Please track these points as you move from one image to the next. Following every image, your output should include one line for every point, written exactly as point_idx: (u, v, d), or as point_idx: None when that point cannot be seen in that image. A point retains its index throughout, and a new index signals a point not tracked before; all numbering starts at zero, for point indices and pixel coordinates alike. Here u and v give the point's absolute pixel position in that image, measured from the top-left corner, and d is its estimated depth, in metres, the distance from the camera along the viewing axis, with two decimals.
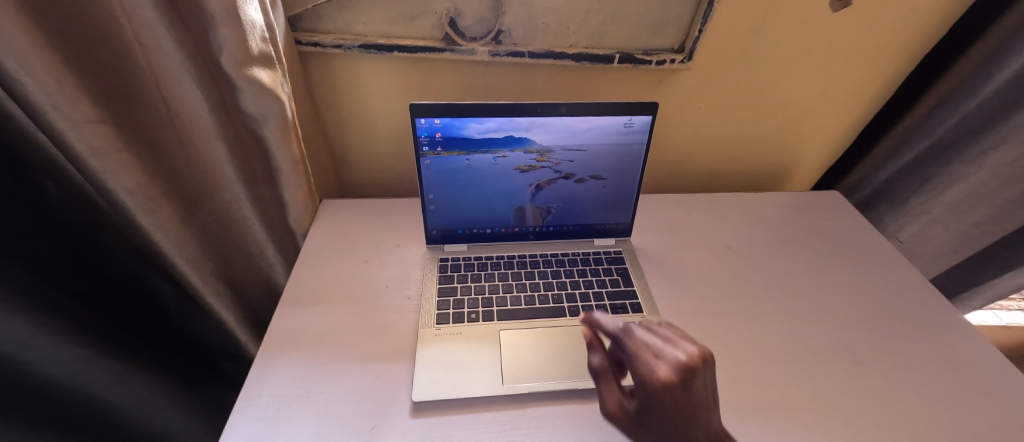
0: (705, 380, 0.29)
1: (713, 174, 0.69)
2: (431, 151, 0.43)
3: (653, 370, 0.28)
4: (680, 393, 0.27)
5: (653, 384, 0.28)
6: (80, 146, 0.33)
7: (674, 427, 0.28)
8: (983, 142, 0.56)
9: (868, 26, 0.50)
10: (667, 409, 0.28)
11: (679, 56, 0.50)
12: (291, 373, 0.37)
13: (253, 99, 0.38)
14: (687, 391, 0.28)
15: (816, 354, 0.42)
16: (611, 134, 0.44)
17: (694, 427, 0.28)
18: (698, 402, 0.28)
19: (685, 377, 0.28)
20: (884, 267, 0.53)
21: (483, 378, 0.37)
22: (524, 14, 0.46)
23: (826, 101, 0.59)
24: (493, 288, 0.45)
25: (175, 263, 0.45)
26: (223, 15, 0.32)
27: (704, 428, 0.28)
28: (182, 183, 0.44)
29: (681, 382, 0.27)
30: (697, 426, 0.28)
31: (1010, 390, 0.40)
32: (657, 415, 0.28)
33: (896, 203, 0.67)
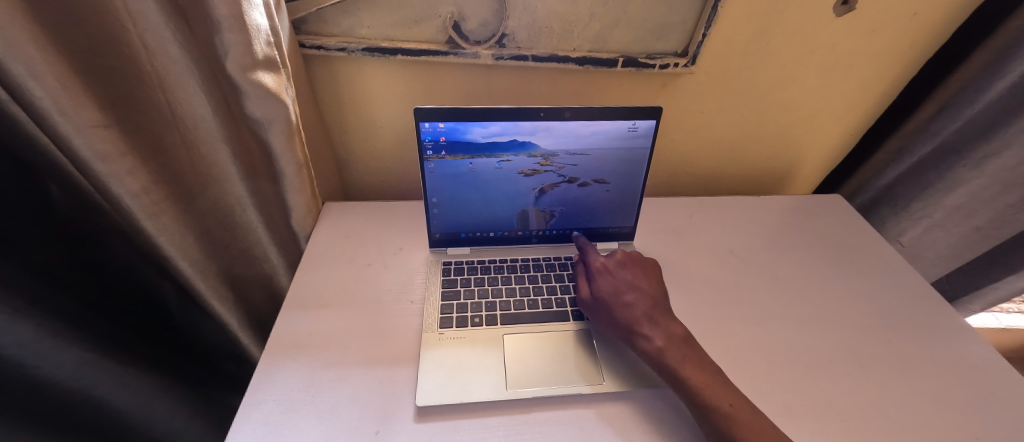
0: (644, 274, 0.44)
1: (716, 177, 0.69)
2: (435, 155, 0.43)
3: (600, 258, 0.46)
4: (618, 273, 0.44)
5: (600, 267, 0.45)
6: (85, 150, 0.33)
7: (611, 297, 0.41)
8: (986, 146, 0.56)
9: (871, 31, 0.50)
10: (607, 281, 0.43)
11: (682, 60, 0.50)
12: (295, 378, 0.36)
13: (258, 103, 0.38)
14: (623, 273, 0.44)
15: (819, 359, 0.42)
16: (615, 139, 0.44)
17: (625, 296, 0.41)
18: (631, 282, 0.42)
19: (624, 264, 0.45)
20: (886, 271, 0.53)
21: (488, 383, 0.37)
22: (528, 18, 0.46)
23: (829, 105, 0.59)
24: (496, 292, 0.45)
25: (178, 265, 0.45)
26: (228, 20, 0.32)
27: (633, 299, 0.41)
28: (186, 187, 0.44)
29: (621, 268, 0.44)
30: (627, 295, 0.41)
31: (1014, 396, 0.40)
32: (602, 288, 0.42)
33: (898, 207, 0.67)
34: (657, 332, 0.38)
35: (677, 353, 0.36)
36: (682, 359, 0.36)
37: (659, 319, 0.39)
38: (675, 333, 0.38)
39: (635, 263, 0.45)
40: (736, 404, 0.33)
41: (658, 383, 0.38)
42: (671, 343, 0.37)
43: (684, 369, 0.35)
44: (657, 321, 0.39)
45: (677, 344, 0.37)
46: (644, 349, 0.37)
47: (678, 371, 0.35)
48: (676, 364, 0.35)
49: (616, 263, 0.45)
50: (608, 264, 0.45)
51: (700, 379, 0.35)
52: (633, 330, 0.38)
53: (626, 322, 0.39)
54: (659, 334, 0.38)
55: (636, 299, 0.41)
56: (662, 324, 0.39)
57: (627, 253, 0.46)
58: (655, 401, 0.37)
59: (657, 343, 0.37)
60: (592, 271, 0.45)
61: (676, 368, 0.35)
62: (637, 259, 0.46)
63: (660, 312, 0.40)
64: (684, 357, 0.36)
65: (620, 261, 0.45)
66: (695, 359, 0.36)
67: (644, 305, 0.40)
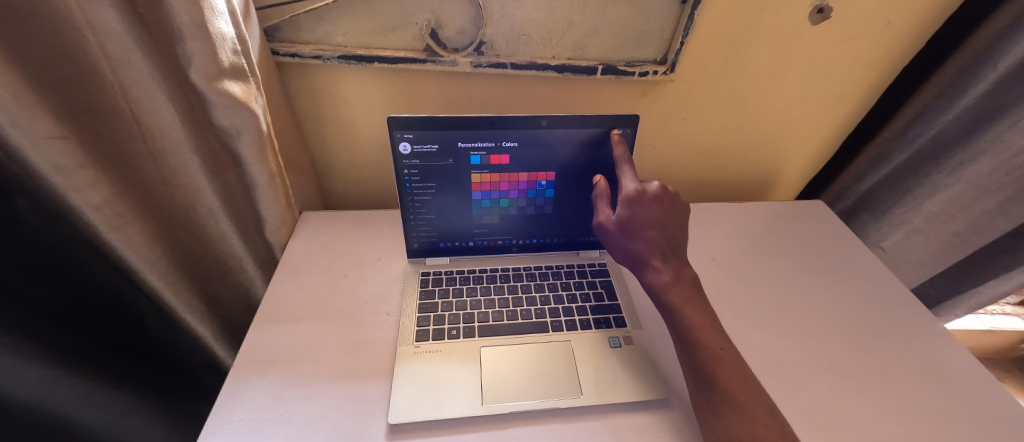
0: (674, 210, 0.41)
1: (699, 184, 0.69)
2: (410, 165, 0.42)
3: (634, 185, 0.41)
4: (651, 206, 0.40)
5: (633, 195, 0.40)
6: (41, 162, 0.31)
7: (635, 229, 0.39)
8: (962, 153, 0.57)
9: (848, 39, 0.51)
10: (637, 211, 0.40)
11: (662, 68, 0.50)
12: (263, 396, 0.35)
13: (226, 113, 0.37)
14: (655, 207, 0.40)
15: (800, 368, 0.42)
16: (592, 147, 0.44)
17: (651, 230, 0.39)
18: (660, 218, 0.40)
19: (659, 199, 0.41)
20: (866, 277, 0.53)
21: (462, 397, 0.36)
22: (505, 26, 0.46)
23: (810, 111, 0.59)
24: (475, 303, 0.45)
25: (147, 279, 0.44)
26: (190, 28, 0.31)
27: (656, 234, 0.39)
28: (154, 198, 0.42)
29: (655, 201, 0.40)
30: (652, 230, 0.39)
31: (993, 404, 0.39)
32: (629, 218, 0.40)
33: (878, 213, 0.67)
34: (668, 268, 0.39)
35: (681, 293, 0.37)
36: (684, 299, 0.37)
37: (673, 258, 0.39)
38: (684, 275, 0.39)
39: (668, 200, 0.41)
40: (725, 348, 0.35)
41: (636, 396, 0.37)
42: (679, 282, 0.38)
43: (684, 308, 0.37)
44: (671, 259, 0.39)
45: (684, 285, 0.38)
46: (651, 280, 0.38)
47: (678, 309, 0.37)
48: (678, 302, 0.37)
49: (651, 196, 0.41)
50: (642, 193, 0.40)
51: (697, 320, 0.36)
52: (646, 261, 0.39)
53: (642, 253, 0.39)
54: (668, 270, 0.38)
55: (658, 235, 0.39)
56: (675, 262, 0.39)
57: (662, 187, 0.42)
58: (631, 415, 0.36)
59: (665, 279, 0.38)
60: (623, 197, 0.40)
61: (677, 306, 0.37)
62: (670, 196, 0.42)
63: (675, 251, 0.40)
64: (687, 297, 0.37)
65: (656, 195, 0.41)
66: (698, 302, 0.37)
67: (664, 241, 0.39)
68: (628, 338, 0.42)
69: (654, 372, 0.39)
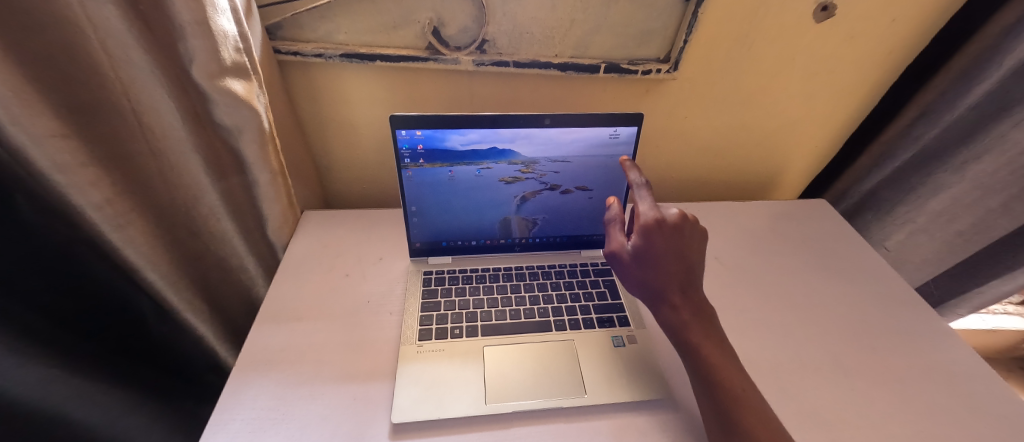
0: (694, 240, 0.39)
1: (701, 182, 0.69)
2: (413, 163, 0.42)
3: (652, 213, 0.39)
4: (670, 236, 0.38)
5: (651, 224, 0.38)
6: (42, 161, 0.31)
7: (652, 262, 0.37)
8: (966, 152, 0.56)
9: (851, 37, 0.51)
10: (654, 242, 0.37)
11: (665, 66, 0.50)
12: (265, 395, 0.35)
13: (228, 111, 0.36)
14: (674, 237, 0.38)
15: (804, 367, 0.42)
16: (595, 145, 0.44)
17: (668, 264, 0.37)
18: (679, 249, 0.38)
19: (678, 228, 0.38)
20: (869, 276, 0.53)
21: (465, 397, 0.36)
22: (508, 24, 0.45)
23: (813, 109, 0.59)
24: (478, 302, 0.44)
25: (148, 279, 0.44)
26: (192, 26, 0.31)
27: (675, 268, 0.37)
28: (155, 197, 0.42)
29: (673, 230, 0.38)
30: (669, 263, 0.37)
31: (999, 403, 0.39)
32: (646, 250, 0.37)
33: (881, 211, 0.67)
34: (687, 304, 0.37)
35: (699, 330, 0.36)
36: (704, 338, 0.36)
37: (692, 292, 0.37)
38: (703, 310, 0.37)
39: (688, 228, 0.39)
40: (748, 389, 0.33)
41: (640, 396, 0.37)
42: (697, 319, 0.36)
43: (703, 346, 0.35)
44: (690, 293, 0.37)
45: (703, 321, 0.36)
46: (668, 317, 0.37)
47: (697, 346, 0.35)
48: (697, 341, 0.35)
49: (670, 224, 0.38)
50: (661, 222, 0.38)
51: (718, 359, 0.35)
52: (662, 296, 0.37)
53: (658, 287, 0.37)
54: (686, 306, 0.37)
55: (676, 269, 0.37)
56: (693, 297, 0.37)
57: (682, 214, 0.39)
58: (635, 415, 0.36)
59: (683, 316, 0.36)
60: (639, 226, 0.38)
61: (696, 343, 0.35)
62: (691, 222, 0.40)
63: (694, 285, 0.38)
64: (706, 335, 0.36)
65: (675, 223, 0.38)
66: (717, 340, 0.36)
67: (683, 276, 0.37)
68: (631, 337, 0.42)
69: (658, 371, 0.39)
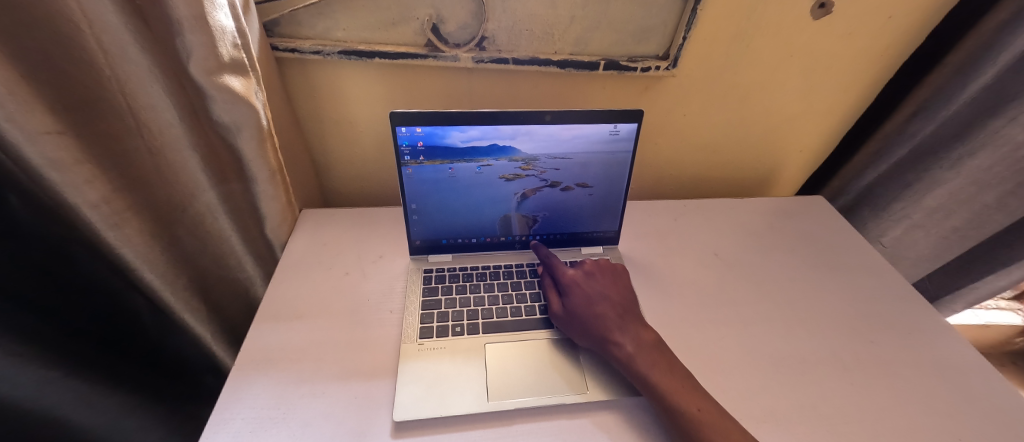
0: (612, 284, 0.44)
1: (700, 179, 0.69)
2: (413, 161, 0.42)
3: (569, 270, 0.45)
4: (586, 286, 0.43)
5: (569, 278, 0.44)
6: (36, 158, 0.31)
7: (583, 308, 0.40)
8: (961, 148, 0.57)
9: (848, 34, 0.51)
10: (577, 292, 0.42)
11: (664, 63, 0.50)
12: (266, 394, 0.35)
13: (226, 108, 0.36)
14: (593, 284, 0.43)
15: (804, 361, 0.42)
16: (594, 143, 0.44)
17: (597, 306, 0.40)
18: (601, 293, 0.42)
19: (591, 274, 0.44)
20: (867, 271, 0.54)
21: (467, 395, 0.36)
22: (508, 21, 0.45)
23: (810, 106, 0.59)
24: (479, 300, 0.44)
25: (145, 278, 0.43)
26: (190, 21, 0.31)
27: (604, 309, 0.40)
28: (151, 196, 0.42)
29: (588, 278, 0.44)
30: (598, 305, 0.41)
31: (995, 395, 0.40)
32: (574, 301, 0.41)
33: (878, 207, 0.67)
34: (628, 338, 0.38)
35: (647, 358, 0.36)
36: (652, 363, 0.36)
37: (630, 325, 0.39)
38: (645, 338, 0.38)
39: (602, 275, 0.45)
40: (704, 407, 0.33)
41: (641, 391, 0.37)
42: (642, 348, 0.37)
43: (654, 374, 0.35)
44: (628, 328, 0.39)
45: (647, 349, 0.37)
46: (618, 355, 0.37)
47: (648, 376, 0.35)
48: (648, 369, 0.35)
49: (585, 275, 0.44)
50: (577, 276, 0.44)
51: (669, 383, 0.35)
52: (606, 337, 0.38)
53: (599, 329, 0.39)
54: (629, 341, 0.38)
55: (606, 309, 0.40)
56: (632, 330, 0.39)
57: (593, 264, 0.46)
58: (637, 410, 0.36)
59: (628, 350, 0.37)
60: (562, 283, 0.43)
61: (646, 372, 0.35)
62: (603, 270, 0.46)
63: (629, 320, 0.40)
64: (654, 362, 0.36)
65: (588, 273, 0.44)
66: (666, 363, 0.36)
67: (614, 314, 0.40)
68: None
69: None
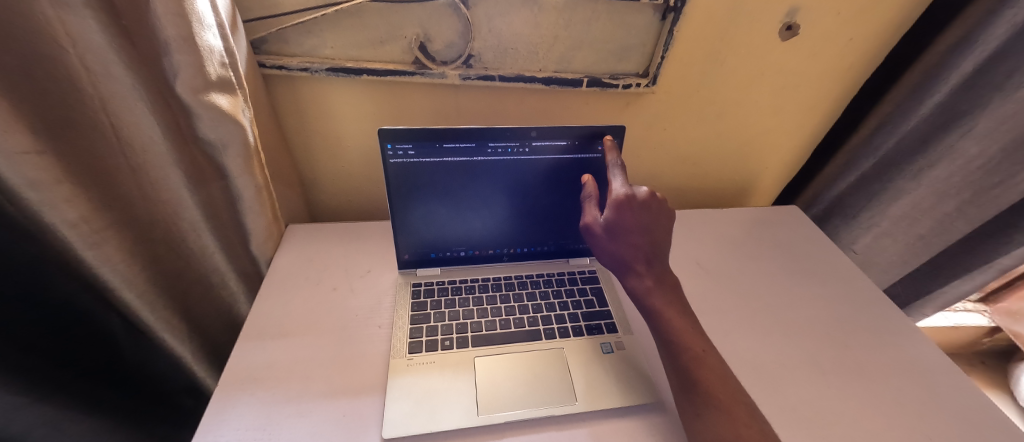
0: (660, 218, 0.42)
1: (681, 191, 0.71)
2: (402, 176, 0.42)
3: (623, 189, 0.41)
4: (637, 212, 0.40)
5: (621, 198, 0.40)
6: (14, 178, 0.30)
7: (622, 233, 0.40)
8: (922, 161, 0.61)
9: (815, 54, 0.54)
10: (624, 216, 0.40)
11: (644, 80, 0.52)
12: (250, 415, 0.34)
13: (212, 126, 0.36)
14: (642, 213, 0.40)
15: (784, 367, 0.43)
16: (579, 156, 0.45)
17: (637, 237, 0.40)
18: (646, 224, 0.40)
19: (646, 205, 0.41)
20: (840, 277, 0.56)
21: (458, 409, 0.36)
22: (493, 40, 0.47)
23: (782, 120, 0.62)
24: (468, 313, 0.45)
25: (123, 298, 0.42)
26: (178, 41, 0.31)
27: (642, 241, 0.40)
28: (132, 214, 0.41)
29: (642, 207, 0.41)
30: (638, 237, 0.40)
31: (961, 395, 0.42)
32: (616, 222, 0.40)
33: (849, 216, 0.71)
34: (651, 273, 0.40)
35: (663, 297, 0.39)
36: (666, 302, 0.38)
37: (656, 263, 0.40)
38: (665, 278, 0.40)
39: (655, 207, 0.41)
40: (707, 349, 0.36)
41: (628, 401, 0.37)
42: (660, 287, 0.39)
43: (666, 312, 0.38)
44: (654, 264, 0.40)
45: (664, 287, 0.39)
46: (634, 285, 0.39)
47: (660, 312, 0.38)
48: (660, 306, 0.38)
49: (639, 201, 0.41)
50: (631, 199, 0.40)
51: (679, 323, 0.38)
52: (631, 266, 0.40)
53: (626, 258, 0.40)
54: (650, 276, 0.39)
55: (644, 242, 0.40)
56: (657, 268, 0.40)
57: (650, 193, 0.42)
58: (623, 420, 0.37)
59: (647, 284, 0.39)
60: (612, 200, 0.40)
61: (659, 308, 0.38)
62: (657, 202, 0.42)
63: (659, 258, 0.41)
64: (668, 302, 0.39)
65: (643, 201, 0.41)
66: (678, 307, 0.39)
67: (649, 248, 0.40)
68: (619, 343, 0.43)
69: (645, 378, 0.39)
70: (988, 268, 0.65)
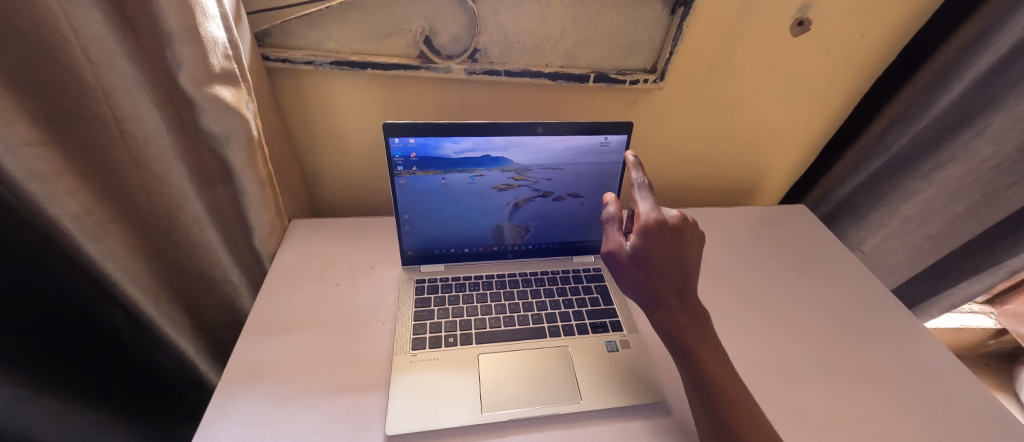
0: (690, 243, 0.39)
1: (687, 189, 0.70)
2: (406, 171, 0.42)
3: (652, 214, 0.38)
4: (667, 238, 0.37)
5: (650, 225, 0.37)
6: (16, 170, 0.30)
7: (652, 263, 0.37)
8: (933, 160, 0.60)
9: (825, 51, 0.53)
10: (653, 244, 0.37)
11: (652, 76, 0.51)
12: (253, 410, 0.34)
13: (216, 118, 0.36)
14: (671, 240, 0.38)
15: (791, 368, 0.43)
16: (585, 153, 0.44)
17: (667, 267, 0.37)
18: (676, 252, 0.37)
19: (677, 231, 0.38)
20: (848, 277, 0.55)
21: (461, 407, 0.35)
22: (500, 34, 0.46)
23: (791, 118, 0.61)
24: (472, 310, 0.44)
25: (126, 291, 0.42)
26: (180, 32, 0.31)
27: (673, 271, 0.37)
28: (136, 207, 0.41)
29: (672, 233, 0.38)
30: (668, 266, 0.37)
31: (970, 397, 0.41)
32: (645, 251, 0.37)
33: (856, 216, 0.70)
34: (683, 307, 0.37)
35: (695, 335, 0.36)
36: (700, 341, 0.36)
37: (688, 295, 0.37)
38: (697, 312, 0.37)
39: (685, 232, 0.39)
40: (741, 393, 0.34)
41: (633, 400, 0.37)
42: (692, 323, 0.36)
43: (699, 351, 0.35)
44: (685, 297, 0.37)
45: (697, 323, 0.37)
46: (665, 321, 0.37)
47: (692, 351, 0.35)
48: (692, 345, 0.36)
49: (669, 227, 0.38)
50: (661, 225, 0.37)
51: (712, 364, 0.35)
52: (660, 299, 0.37)
53: (656, 290, 0.37)
54: (683, 311, 0.37)
55: (675, 272, 0.37)
56: (688, 300, 0.37)
57: (680, 217, 0.39)
58: (628, 419, 0.36)
59: (678, 320, 0.36)
60: (640, 227, 0.37)
61: (692, 347, 0.35)
62: (687, 226, 0.39)
63: (690, 288, 0.38)
64: (701, 340, 0.36)
65: (673, 226, 0.38)
66: (711, 345, 0.36)
67: (680, 279, 0.37)
68: (625, 342, 0.42)
69: (651, 376, 0.39)
70: (995, 271, 0.64)
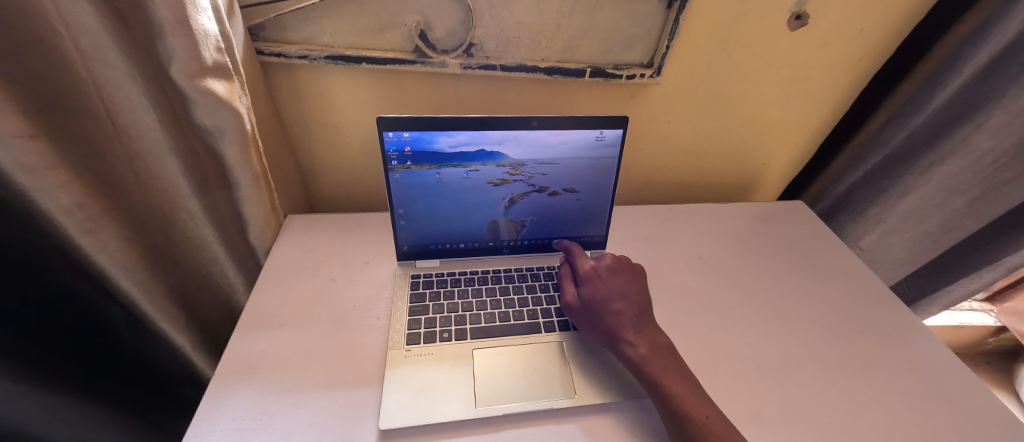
0: (631, 279, 0.43)
1: (684, 185, 0.70)
2: (400, 165, 0.42)
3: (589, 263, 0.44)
4: (607, 279, 0.42)
5: (589, 271, 0.43)
6: (7, 162, 0.30)
7: (600, 302, 0.41)
8: (932, 155, 0.60)
9: (824, 45, 0.53)
10: (596, 286, 0.42)
11: (648, 71, 0.51)
12: (247, 404, 0.34)
13: (209, 112, 0.36)
14: (612, 279, 0.42)
15: (787, 362, 0.43)
16: (581, 147, 0.44)
17: (615, 303, 0.40)
18: (620, 289, 0.42)
19: (615, 269, 0.43)
20: (845, 273, 0.55)
21: (455, 401, 0.35)
22: (495, 28, 0.46)
23: (789, 114, 0.61)
24: (467, 305, 0.44)
25: (120, 285, 0.42)
26: (172, 24, 0.30)
27: (621, 307, 0.40)
28: (129, 201, 0.40)
29: (610, 273, 0.43)
30: (617, 302, 0.40)
31: (966, 392, 0.41)
32: (591, 293, 0.41)
33: (855, 212, 0.70)
34: (643, 340, 0.38)
35: (659, 362, 0.36)
36: (666, 367, 0.36)
37: (644, 327, 0.39)
38: (658, 342, 0.38)
39: (623, 271, 0.44)
40: (711, 416, 0.33)
41: (627, 395, 0.37)
42: (655, 352, 0.37)
43: (665, 378, 0.35)
44: (642, 329, 0.39)
45: (660, 352, 0.37)
46: (628, 356, 0.37)
47: (659, 380, 0.35)
48: (659, 374, 0.35)
49: (606, 268, 0.43)
50: (598, 269, 0.43)
51: (680, 390, 0.34)
52: (618, 334, 0.38)
53: (611, 328, 0.39)
54: (643, 342, 0.38)
55: (624, 306, 0.40)
56: (647, 331, 0.39)
57: (618, 260, 0.45)
58: (624, 413, 0.36)
59: (641, 350, 0.37)
60: (581, 275, 0.43)
61: (658, 377, 0.35)
62: (625, 266, 0.44)
63: (646, 321, 0.40)
64: (667, 366, 0.36)
65: (610, 266, 0.44)
66: (678, 370, 0.36)
67: (631, 313, 0.40)
68: None
69: None
70: (994, 267, 0.64)
